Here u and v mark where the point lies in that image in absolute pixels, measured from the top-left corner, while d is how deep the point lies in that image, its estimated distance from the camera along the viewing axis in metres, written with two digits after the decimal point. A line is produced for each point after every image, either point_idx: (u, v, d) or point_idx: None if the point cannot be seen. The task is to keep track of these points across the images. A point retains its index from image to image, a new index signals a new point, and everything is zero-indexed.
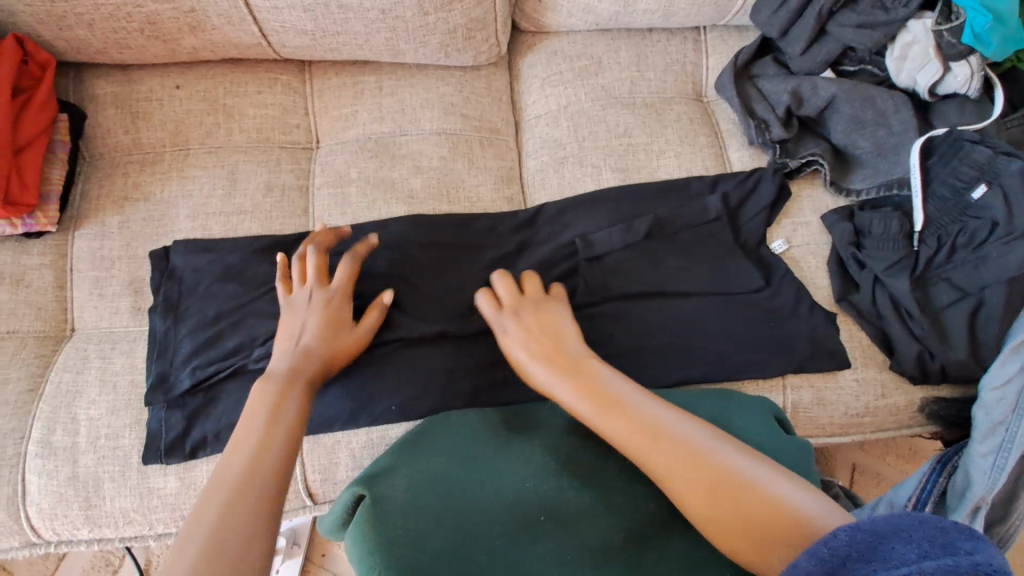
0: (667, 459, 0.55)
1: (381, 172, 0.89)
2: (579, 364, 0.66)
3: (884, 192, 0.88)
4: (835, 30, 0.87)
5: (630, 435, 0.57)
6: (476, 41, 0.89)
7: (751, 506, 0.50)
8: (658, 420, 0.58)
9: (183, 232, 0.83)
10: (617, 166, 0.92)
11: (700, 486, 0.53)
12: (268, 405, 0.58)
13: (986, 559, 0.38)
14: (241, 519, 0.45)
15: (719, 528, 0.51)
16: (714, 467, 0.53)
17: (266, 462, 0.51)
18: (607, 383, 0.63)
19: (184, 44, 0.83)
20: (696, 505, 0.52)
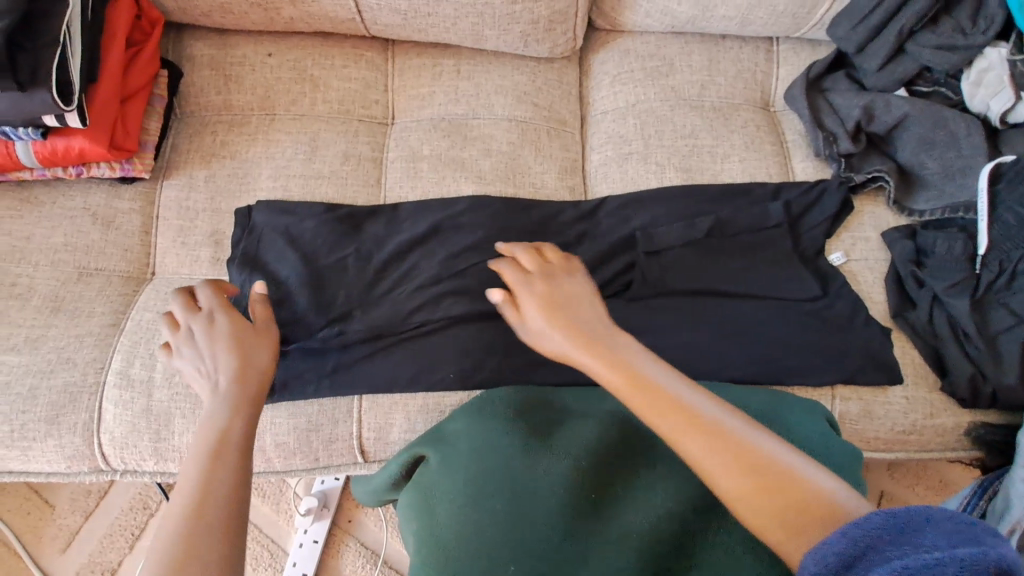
0: (705, 442, 0.51)
1: (452, 151, 0.93)
2: (610, 340, 0.59)
3: (949, 213, 0.88)
4: (914, 49, 0.88)
5: (665, 411, 0.53)
6: (555, 33, 0.92)
7: (794, 491, 0.48)
8: (694, 402, 0.53)
9: (264, 191, 0.88)
10: (681, 165, 0.93)
11: (732, 465, 0.50)
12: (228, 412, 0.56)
13: (1006, 554, 0.39)
14: (205, 540, 0.46)
15: (762, 515, 0.48)
16: (745, 443, 0.51)
17: (218, 480, 0.50)
18: (631, 351, 0.58)
19: (283, 14, 0.88)
20: (730, 485, 0.49)
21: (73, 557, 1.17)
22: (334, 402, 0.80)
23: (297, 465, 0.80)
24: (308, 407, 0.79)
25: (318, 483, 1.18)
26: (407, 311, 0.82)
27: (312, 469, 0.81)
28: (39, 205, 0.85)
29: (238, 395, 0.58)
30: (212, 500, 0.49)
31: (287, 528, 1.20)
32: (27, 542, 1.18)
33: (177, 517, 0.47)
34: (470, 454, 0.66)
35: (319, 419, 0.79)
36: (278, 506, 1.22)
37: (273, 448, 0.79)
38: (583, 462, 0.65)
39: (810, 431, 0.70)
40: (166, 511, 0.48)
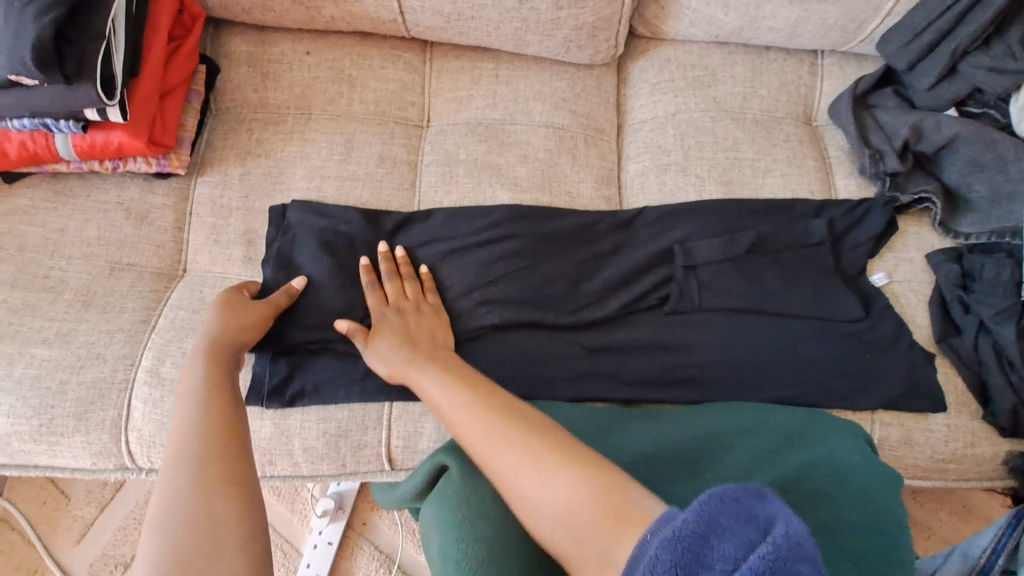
0: (512, 451, 0.54)
1: (489, 156, 0.91)
2: (462, 374, 0.66)
3: (996, 238, 0.86)
4: (967, 69, 0.85)
5: (478, 428, 0.58)
6: (598, 40, 0.91)
7: (565, 491, 0.49)
8: (503, 414, 0.58)
9: (298, 191, 0.87)
10: (721, 179, 0.92)
11: (559, 501, 0.49)
12: (207, 367, 0.63)
13: (790, 529, 0.40)
14: (215, 454, 0.53)
15: (555, 525, 0.49)
16: (580, 481, 0.50)
17: (213, 409, 0.58)
18: (493, 400, 0.61)
19: (324, 12, 0.87)
20: (551, 523, 0.49)
21: (87, 549, 1.17)
22: (363, 408, 0.78)
23: (323, 470, 0.79)
24: (338, 412, 0.78)
25: (334, 484, 1.17)
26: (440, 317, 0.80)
27: (338, 475, 0.80)
28: (74, 197, 0.85)
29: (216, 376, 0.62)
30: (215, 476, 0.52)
31: (301, 528, 1.19)
32: (42, 532, 1.18)
33: (177, 445, 0.54)
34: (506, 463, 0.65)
35: (348, 424, 0.78)
36: (293, 506, 1.21)
37: (301, 453, 0.77)
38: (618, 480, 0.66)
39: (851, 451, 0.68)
40: (166, 481, 0.51)
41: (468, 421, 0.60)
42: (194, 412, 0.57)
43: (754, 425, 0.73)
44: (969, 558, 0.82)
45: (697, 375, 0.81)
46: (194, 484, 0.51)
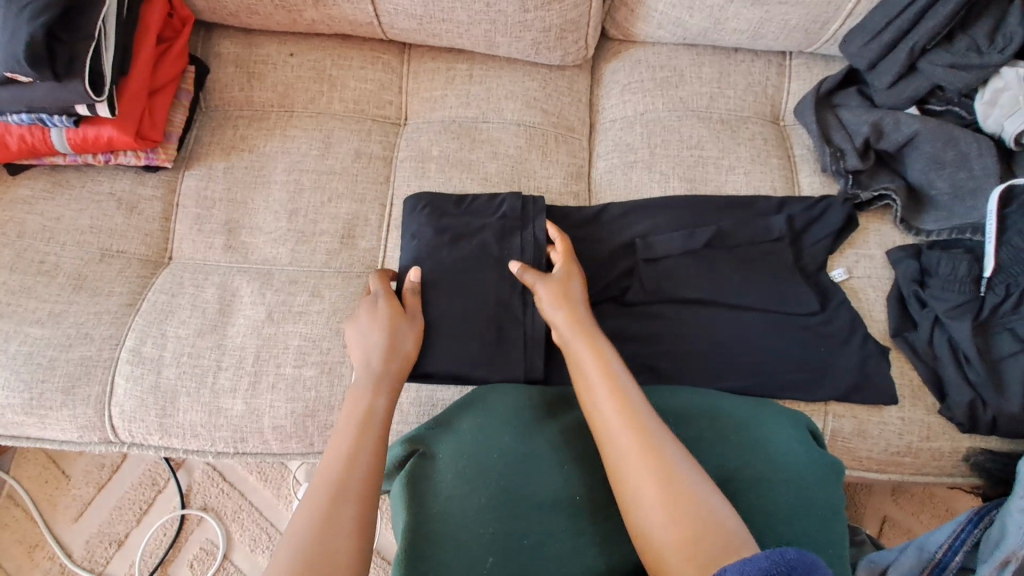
0: (629, 450, 0.57)
1: (460, 153, 0.95)
2: (592, 353, 0.68)
3: (956, 235, 0.86)
4: (926, 67, 0.86)
5: (606, 417, 0.61)
6: (567, 41, 0.94)
7: (679, 507, 0.52)
8: (633, 410, 0.61)
9: (278, 183, 0.91)
10: (685, 176, 0.95)
11: (658, 503, 0.53)
12: (369, 414, 0.66)
13: None
14: (343, 512, 0.56)
15: (660, 538, 0.52)
16: (678, 488, 0.54)
17: (359, 462, 0.61)
18: (619, 380, 0.64)
19: (305, 16, 0.92)
20: (651, 511, 0.53)
21: (83, 526, 1.23)
22: (330, 388, 0.80)
23: (292, 449, 0.82)
24: (305, 393, 0.80)
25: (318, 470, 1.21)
26: None
27: (307, 454, 0.83)
28: (70, 187, 0.91)
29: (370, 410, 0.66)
30: (342, 501, 0.57)
31: (286, 512, 1.24)
32: (42, 509, 1.24)
33: (318, 492, 0.57)
34: (463, 455, 0.67)
35: (316, 405, 0.80)
36: (278, 491, 1.25)
37: (270, 430, 0.80)
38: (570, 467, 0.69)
39: (795, 444, 0.70)
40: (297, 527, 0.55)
41: (593, 393, 0.64)
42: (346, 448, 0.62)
43: (703, 414, 0.74)
44: (924, 552, 0.82)
45: (654, 365, 0.84)
46: (329, 499, 0.57)
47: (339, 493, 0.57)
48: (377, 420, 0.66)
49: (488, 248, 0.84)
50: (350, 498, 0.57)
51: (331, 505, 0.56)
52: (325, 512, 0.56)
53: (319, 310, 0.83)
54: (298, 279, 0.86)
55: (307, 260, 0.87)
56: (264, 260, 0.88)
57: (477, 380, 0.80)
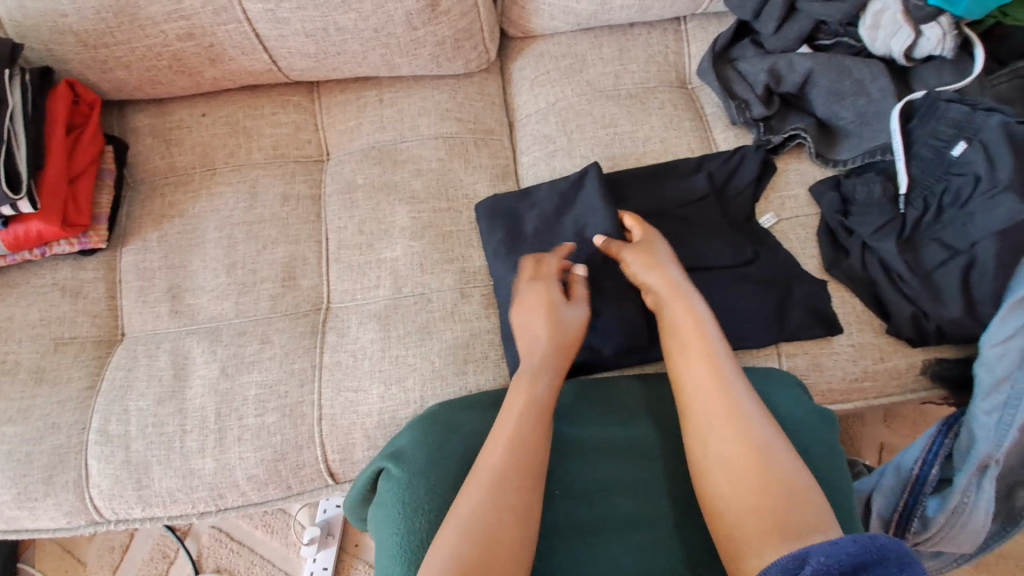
0: (726, 432, 0.62)
1: (385, 176, 0.96)
2: (696, 330, 0.70)
3: (868, 159, 0.88)
4: (805, 6, 0.88)
5: (705, 394, 0.65)
6: (464, 49, 0.96)
7: (775, 489, 0.57)
8: (733, 395, 0.64)
9: (212, 242, 0.93)
10: (605, 155, 0.97)
11: (747, 483, 0.58)
12: (533, 411, 0.67)
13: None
14: (509, 507, 0.58)
15: (750, 516, 0.57)
16: (768, 472, 0.58)
17: (518, 459, 0.62)
18: (719, 365, 0.67)
19: (206, 75, 0.94)
20: (730, 498, 0.59)
21: None
22: (294, 430, 0.81)
23: (272, 494, 0.83)
24: (272, 438, 0.81)
25: (319, 511, 1.21)
26: (356, 332, 0.85)
27: (288, 497, 0.84)
28: (15, 286, 0.92)
29: (534, 395, 0.69)
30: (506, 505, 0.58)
31: (298, 559, 1.25)
32: None
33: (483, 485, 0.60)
34: (433, 472, 0.69)
35: (283, 448, 0.81)
36: (287, 539, 1.26)
37: (246, 481, 0.81)
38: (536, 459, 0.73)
39: (775, 402, 0.76)
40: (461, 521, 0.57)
41: (689, 372, 0.68)
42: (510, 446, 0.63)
43: None
44: (902, 470, 0.83)
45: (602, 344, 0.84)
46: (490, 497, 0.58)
47: (498, 488, 0.59)
48: (540, 417, 0.67)
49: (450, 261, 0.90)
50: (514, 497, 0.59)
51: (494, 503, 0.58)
52: (491, 504, 0.58)
53: (271, 355, 0.84)
54: (246, 330, 0.87)
55: (252, 309, 0.88)
56: (211, 317, 0.89)
57: (434, 393, 0.81)
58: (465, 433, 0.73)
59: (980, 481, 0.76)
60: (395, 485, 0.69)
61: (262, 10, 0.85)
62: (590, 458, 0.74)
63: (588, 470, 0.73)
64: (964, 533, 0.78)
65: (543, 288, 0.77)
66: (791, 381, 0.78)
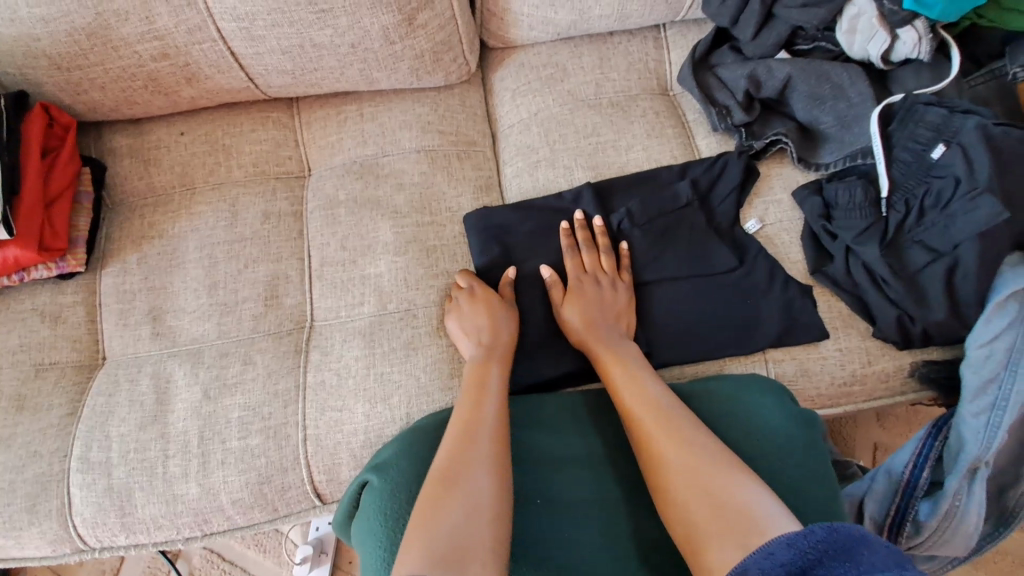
0: (662, 443, 0.65)
1: (367, 191, 0.95)
2: (620, 357, 0.76)
3: (849, 162, 0.87)
4: (781, 13, 0.88)
5: (639, 412, 0.69)
6: (444, 62, 0.96)
7: (715, 488, 0.59)
8: (662, 408, 0.69)
9: (192, 262, 0.92)
10: (587, 164, 0.96)
11: (690, 488, 0.60)
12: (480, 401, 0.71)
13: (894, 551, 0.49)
14: (463, 487, 0.61)
15: (699, 520, 0.58)
16: (705, 471, 0.61)
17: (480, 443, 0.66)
18: (645, 385, 0.72)
19: (183, 94, 0.93)
20: (679, 499, 0.60)
21: None
22: (278, 452, 0.80)
23: (258, 518, 0.81)
24: (255, 461, 0.80)
25: (312, 530, 1.19)
26: (340, 350, 0.84)
27: (274, 519, 0.83)
28: None
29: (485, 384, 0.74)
30: (461, 479, 0.61)
31: None
32: None
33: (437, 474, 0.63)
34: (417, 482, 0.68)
35: (268, 471, 0.79)
36: (280, 559, 1.24)
37: (231, 506, 0.80)
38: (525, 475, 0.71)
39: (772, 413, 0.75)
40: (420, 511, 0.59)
41: (622, 395, 0.72)
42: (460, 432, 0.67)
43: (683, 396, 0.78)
44: (893, 474, 0.82)
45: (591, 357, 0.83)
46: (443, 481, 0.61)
47: (451, 477, 0.62)
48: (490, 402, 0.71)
49: (435, 276, 0.90)
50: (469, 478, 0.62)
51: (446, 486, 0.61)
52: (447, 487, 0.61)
53: (254, 377, 0.83)
54: (228, 351, 0.85)
55: (234, 330, 0.87)
56: (193, 339, 0.88)
57: (420, 409, 0.80)
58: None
59: (970, 483, 0.75)
60: (377, 498, 0.67)
61: (237, 28, 0.84)
62: (579, 472, 0.73)
63: (578, 486, 0.72)
64: (957, 536, 0.77)
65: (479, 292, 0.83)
66: (784, 391, 0.77)
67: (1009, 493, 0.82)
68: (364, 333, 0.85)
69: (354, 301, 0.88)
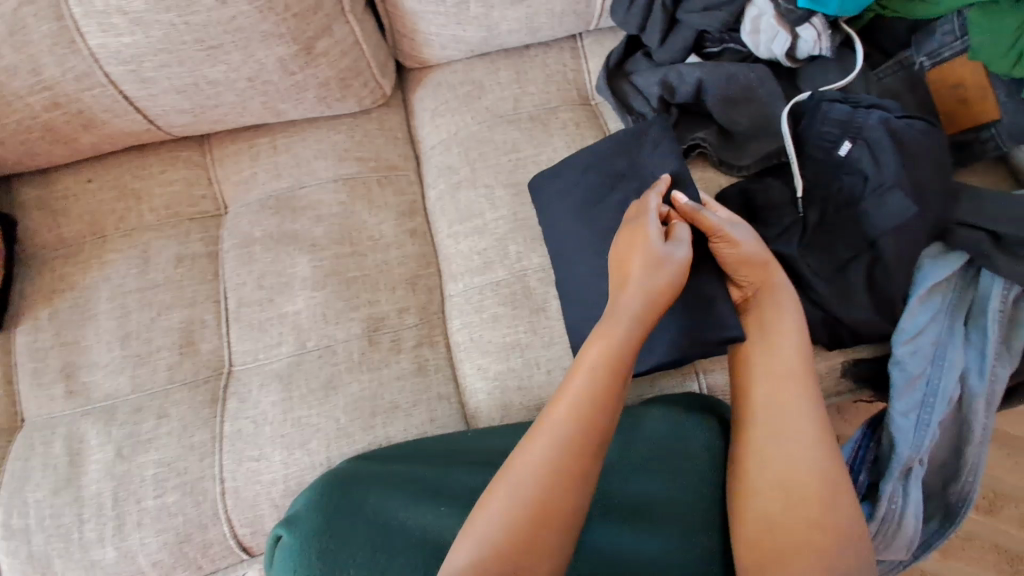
0: (792, 442, 0.64)
1: (283, 226, 0.92)
2: (779, 334, 0.71)
3: (766, 163, 0.86)
4: (684, 18, 0.88)
5: (784, 398, 0.67)
6: (354, 88, 0.93)
7: (828, 514, 0.60)
8: (807, 407, 0.66)
9: (104, 313, 0.88)
10: (509, 182, 0.92)
11: (803, 497, 0.61)
12: (610, 392, 0.61)
13: None
14: (569, 494, 0.55)
15: (787, 527, 0.60)
16: (827, 492, 0.61)
17: (595, 446, 0.58)
18: (805, 375, 0.68)
19: (84, 141, 0.90)
20: (780, 497, 0.61)
21: None
22: (197, 508, 0.77)
23: None
24: (173, 519, 0.77)
25: None
26: (257, 396, 0.82)
27: None
28: None
29: (621, 360, 0.63)
30: (578, 491, 0.56)
31: None
32: None
33: (554, 473, 0.56)
34: (326, 526, 0.65)
35: (186, 528, 0.77)
36: None
37: (151, 567, 0.77)
38: (442, 506, 0.67)
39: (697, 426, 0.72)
40: (506, 514, 0.53)
41: (760, 372, 0.69)
42: (585, 427, 0.58)
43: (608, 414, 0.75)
44: None
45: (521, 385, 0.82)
46: (552, 485, 0.55)
47: (563, 484, 0.55)
48: (618, 393, 0.61)
49: (357, 309, 0.87)
50: (572, 489, 0.55)
51: (549, 492, 0.55)
52: (554, 492, 0.55)
53: (168, 431, 0.80)
54: (142, 405, 0.82)
55: (148, 382, 0.84)
56: (106, 395, 0.84)
57: (340, 451, 0.79)
58: (372, 518, 0.66)
59: (905, 484, 0.75)
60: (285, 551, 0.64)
61: (125, 71, 0.82)
62: None
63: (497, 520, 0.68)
64: (899, 539, 0.76)
65: (637, 239, 0.70)
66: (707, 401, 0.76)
67: (951, 489, 0.79)
68: (283, 377, 0.82)
69: (272, 342, 0.85)
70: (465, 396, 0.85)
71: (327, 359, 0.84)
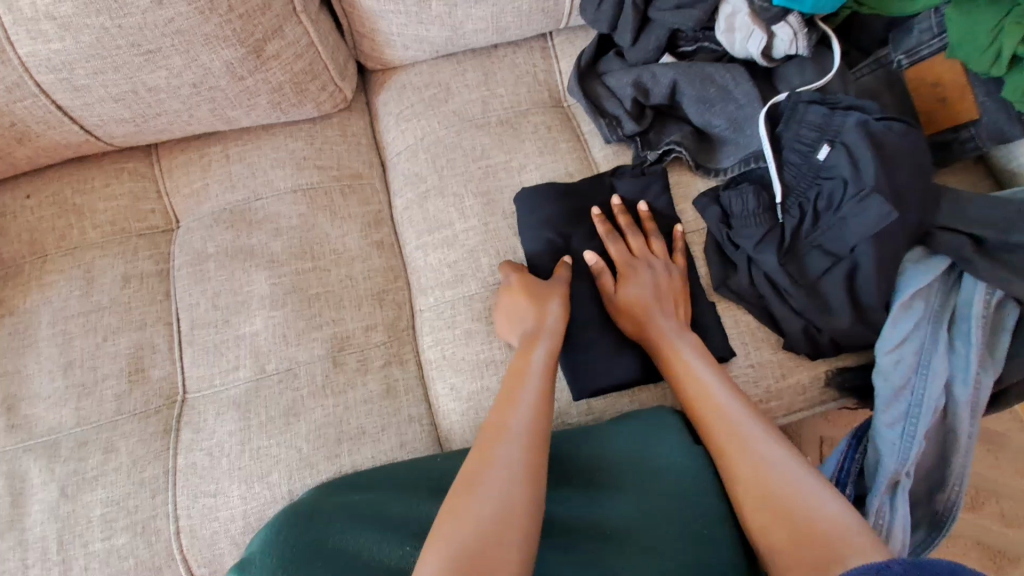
0: (736, 452, 0.63)
1: (238, 241, 0.87)
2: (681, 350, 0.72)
3: (744, 166, 0.83)
4: (656, 16, 0.84)
5: (705, 415, 0.68)
6: (310, 92, 0.88)
7: (799, 510, 0.57)
8: (729, 413, 0.66)
9: (45, 340, 0.82)
10: (479, 190, 0.87)
11: (765, 502, 0.59)
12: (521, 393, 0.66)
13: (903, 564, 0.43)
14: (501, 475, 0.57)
15: (777, 533, 0.57)
16: (783, 486, 0.59)
17: (514, 438, 0.60)
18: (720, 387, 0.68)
19: (18, 155, 0.83)
20: (754, 514, 0.60)
21: None
22: (150, 549, 0.72)
23: None
24: (124, 561, 0.71)
25: None
26: (213, 426, 0.77)
27: None
28: None
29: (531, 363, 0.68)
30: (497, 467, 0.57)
31: None
32: None
33: (478, 461, 0.58)
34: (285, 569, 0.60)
35: (139, 572, 0.71)
36: None
37: None
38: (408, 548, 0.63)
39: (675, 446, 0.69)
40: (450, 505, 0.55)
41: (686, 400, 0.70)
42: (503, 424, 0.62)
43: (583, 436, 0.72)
44: None
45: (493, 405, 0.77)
46: (477, 471, 0.57)
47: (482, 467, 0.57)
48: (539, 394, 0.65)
49: (320, 329, 0.82)
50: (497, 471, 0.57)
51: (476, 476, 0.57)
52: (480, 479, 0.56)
53: (117, 466, 0.75)
54: (89, 438, 0.77)
55: (95, 413, 0.78)
56: (49, 428, 0.78)
57: (304, 482, 0.74)
58: (334, 564, 0.61)
59: (892, 499, 0.71)
60: None
61: (56, 80, 0.75)
62: None
63: None
64: None
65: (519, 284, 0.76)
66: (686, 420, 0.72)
67: (937, 498, 0.77)
68: (240, 403, 0.78)
69: (229, 366, 0.80)
70: (437, 417, 0.80)
71: (287, 383, 0.79)
